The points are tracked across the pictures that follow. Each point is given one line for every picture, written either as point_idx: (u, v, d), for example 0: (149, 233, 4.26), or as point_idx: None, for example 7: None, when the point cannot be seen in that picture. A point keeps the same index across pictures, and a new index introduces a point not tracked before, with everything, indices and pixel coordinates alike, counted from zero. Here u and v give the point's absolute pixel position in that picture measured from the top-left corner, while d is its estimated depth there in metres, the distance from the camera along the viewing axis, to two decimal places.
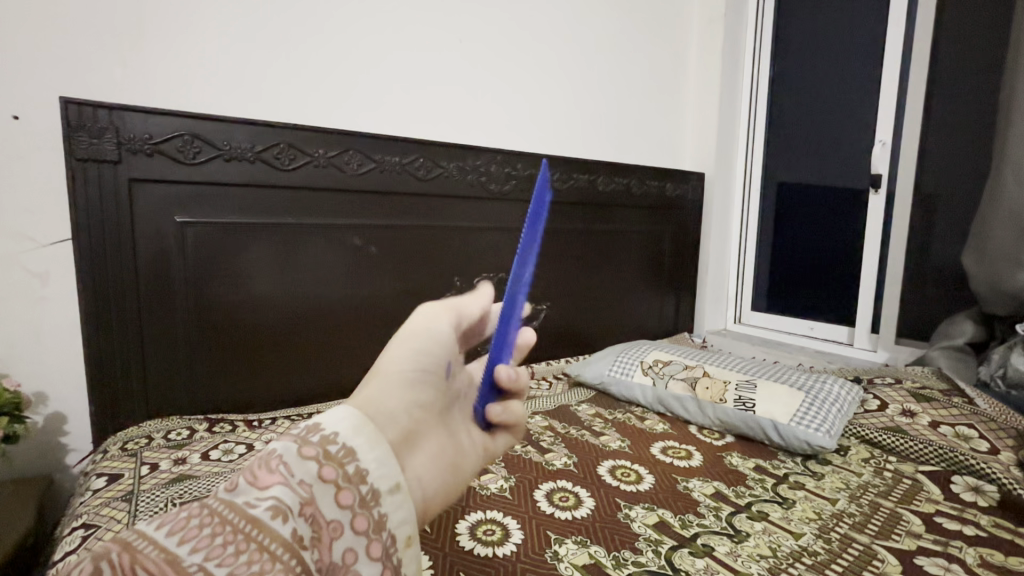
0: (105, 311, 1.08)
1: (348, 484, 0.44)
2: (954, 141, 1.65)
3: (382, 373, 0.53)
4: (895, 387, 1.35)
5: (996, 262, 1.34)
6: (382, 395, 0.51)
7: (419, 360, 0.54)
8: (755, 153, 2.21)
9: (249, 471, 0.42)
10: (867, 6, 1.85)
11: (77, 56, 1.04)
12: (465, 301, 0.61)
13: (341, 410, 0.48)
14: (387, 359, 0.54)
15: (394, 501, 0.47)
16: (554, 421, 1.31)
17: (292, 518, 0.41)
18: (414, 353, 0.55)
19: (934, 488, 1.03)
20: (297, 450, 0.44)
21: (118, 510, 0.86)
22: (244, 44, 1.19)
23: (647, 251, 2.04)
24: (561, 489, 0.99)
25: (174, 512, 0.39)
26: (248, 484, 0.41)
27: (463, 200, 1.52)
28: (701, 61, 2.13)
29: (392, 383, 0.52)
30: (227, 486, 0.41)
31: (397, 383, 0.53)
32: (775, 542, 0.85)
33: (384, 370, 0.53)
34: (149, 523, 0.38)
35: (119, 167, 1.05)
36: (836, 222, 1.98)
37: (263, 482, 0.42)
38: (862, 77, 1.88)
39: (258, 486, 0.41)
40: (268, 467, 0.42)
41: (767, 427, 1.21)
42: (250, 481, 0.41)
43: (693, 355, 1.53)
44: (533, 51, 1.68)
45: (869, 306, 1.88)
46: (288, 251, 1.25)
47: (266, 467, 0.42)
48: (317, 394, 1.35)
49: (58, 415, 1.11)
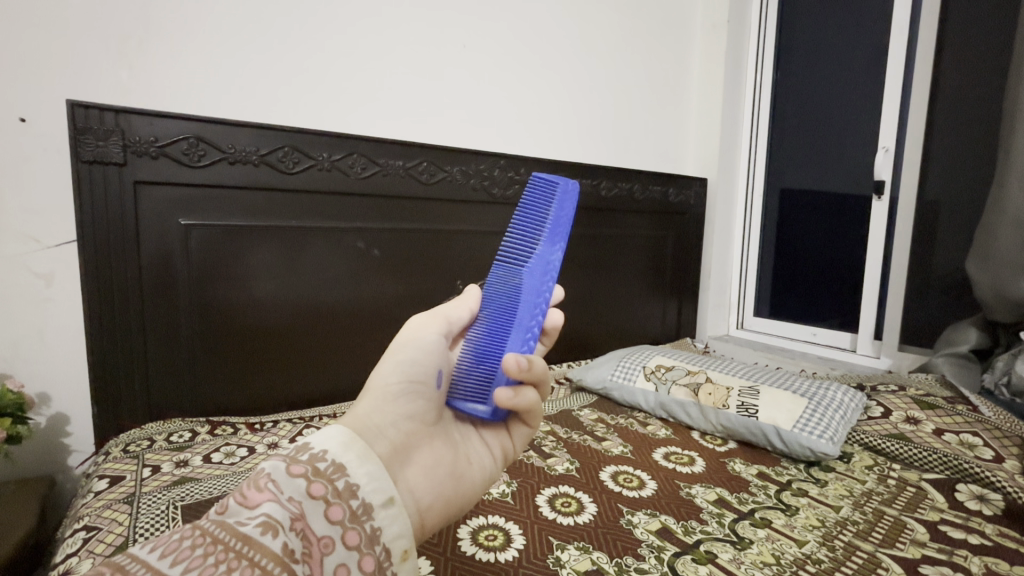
0: (110, 313, 1.08)
1: (338, 500, 0.44)
2: (958, 147, 1.64)
3: (372, 389, 0.54)
4: (899, 394, 1.35)
5: (1000, 269, 1.34)
6: (371, 411, 0.52)
7: (407, 372, 0.56)
8: (757, 159, 2.21)
9: (238, 492, 0.42)
10: (870, 13, 1.85)
11: (84, 59, 1.04)
12: (452, 310, 0.65)
13: (330, 429, 0.48)
14: (377, 373, 0.56)
15: (389, 515, 0.47)
16: (556, 426, 1.31)
17: (282, 533, 0.40)
18: (402, 365, 0.56)
19: (938, 496, 1.03)
20: (285, 468, 0.43)
21: (120, 513, 0.85)
22: (250, 47, 1.20)
23: (650, 255, 2.03)
24: (563, 494, 0.98)
25: (165, 535, 0.39)
26: (238, 504, 0.41)
27: (465, 204, 1.52)
28: (704, 67, 2.14)
29: (381, 397, 0.53)
30: (218, 507, 0.41)
31: (386, 396, 0.54)
32: (779, 549, 0.84)
33: (372, 385, 0.55)
34: (139, 546, 0.38)
35: (124, 170, 1.05)
36: (839, 228, 1.98)
37: (253, 501, 0.41)
38: (865, 83, 1.88)
39: (248, 505, 0.41)
40: (257, 486, 0.42)
41: (769, 434, 1.20)
42: (240, 501, 0.41)
43: (696, 360, 1.52)
44: (537, 55, 1.68)
45: (872, 313, 1.88)
46: (291, 254, 1.26)
47: (255, 486, 0.42)
48: (319, 397, 1.35)
49: (61, 415, 1.12)
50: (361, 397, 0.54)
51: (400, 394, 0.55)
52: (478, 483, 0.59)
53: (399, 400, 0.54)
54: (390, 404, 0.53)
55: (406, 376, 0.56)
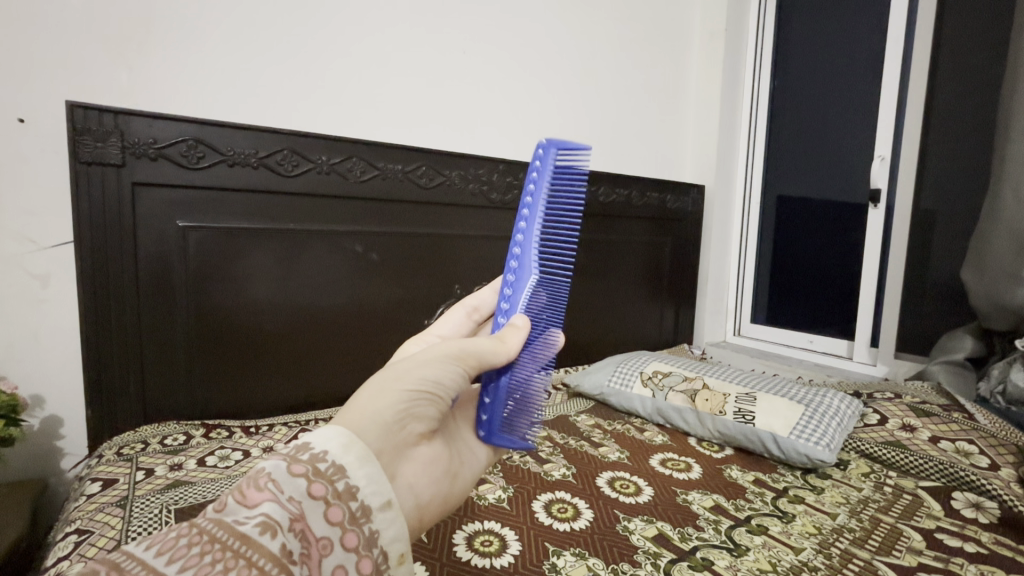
0: (105, 315, 1.08)
1: (337, 501, 0.43)
2: (953, 157, 1.65)
3: (387, 386, 0.51)
4: (896, 401, 1.35)
5: (995, 277, 1.35)
6: (383, 408, 0.49)
7: (423, 375, 0.53)
8: (755, 167, 2.23)
9: (237, 490, 0.41)
10: (866, 24, 1.88)
11: (83, 61, 1.04)
12: (488, 351, 0.58)
13: (329, 428, 0.46)
14: (395, 372, 0.52)
15: (386, 519, 0.46)
16: (552, 432, 1.30)
17: (281, 534, 0.39)
18: (423, 375, 0.53)
19: (934, 504, 1.03)
20: (285, 467, 0.42)
21: (113, 516, 0.85)
22: (252, 51, 1.21)
23: (648, 261, 2.04)
24: (559, 500, 0.98)
25: (162, 532, 0.38)
26: (237, 503, 0.40)
27: (463, 210, 1.52)
28: (702, 75, 2.15)
29: (395, 392, 0.51)
30: (215, 505, 0.40)
31: (400, 394, 0.51)
32: (775, 556, 0.84)
33: (386, 381, 0.51)
34: (135, 544, 0.37)
35: (122, 171, 1.05)
36: (835, 236, 1.99)
37: (252, 501, 0.40)
38: (861, 93, 1.90)
39: (247, 504, 0.40)
40: (257, 485, 0.41)
41: (767, 440, 1.20)
42: (238, 500, 0.40)
43: (693, 366, 1.52)
44: (536, 63, 1.69)
45: (869, 320, 1.89)
46: (289, 257, 1.25)
47: (255, 485, 0.41)
48: (314, 402, 1.34)
49: (54, 417, 1.11)
50: (367, 386, 0.51)
51: (419, 391, 0.52)
52: (467, 481, 0.60)
53: (414, 398, 0.52)
54: (403, 402, 0.51)
55: (427, 376, 0.53)
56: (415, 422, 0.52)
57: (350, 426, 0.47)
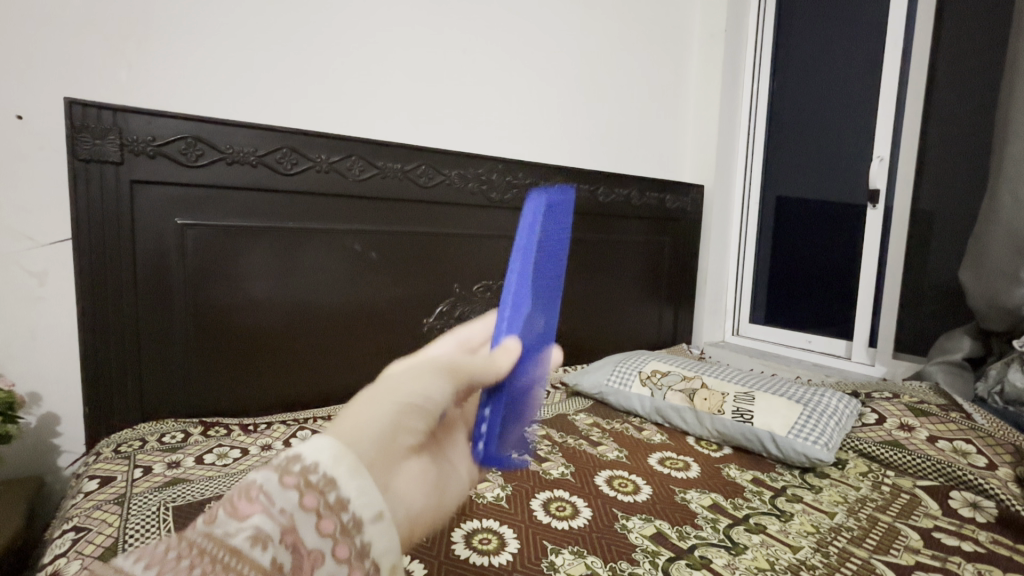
0: (103, 312, 1.07)
1: (330, 514, 0.37)
2: (951, 158, 1.66)
3: (377, 394, 0.45)
4: (893, 401, 1.36)
5: (993, 278, 1.35)
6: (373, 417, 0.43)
7: (416, 385, 0.47)
8: (754, 166, 2.23)
9: (227, 500, 0.35)
10: (866, 25, 1.88)
11: (82, 58, 1.04)
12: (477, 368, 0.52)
13: (322, 437, 0.38)
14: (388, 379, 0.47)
15: (379, 531, 0.39)
16: (551, 431, 1.31)
17: (273, 547, 0.34)
18: (413, 377, 0.48)
19: (932, 503, 1.03)
20: (277, 478, 0.36)
21: (110, 514, 0.85)
22: (252, 51, 1.21)
23: (647, 261, 2.04)
24: (558, 498, 0.98)
25: (150, 546, 0.34)
26: (227, 516, 0.35)
27: (463, 209, 1.52)
28: (702, 75, 2.15)
29: (387, 403, 0.44)
30: (205, 517, 0.35)
31: (390, 404, 0.45)
32: (774, 555, 0.84)
33: (376, 390, 0.45)
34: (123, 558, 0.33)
35: (121, 168, 1.05)
36: (834, 236, 1.99)
37: (244, 512, 0.35)
38: (860, 93, 1.90)
39: (237, 516, 0.35)
40: (248, 496, 0.35)
41: (765, 441, 1.20)
42: (229, 512, 0.35)
43: (692, 365, 1.51)
44: (538, 62, 1.70)
45: (867, 320, 1.89)
46: (288, 255, 1.25)
47: (246, 496, 0.35)
48: (313, 401, 1.34)
49: (51, 415, 1.10)
50: (359, 395, 0.44)
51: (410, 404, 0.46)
52: (454, 497, 0.55)
53: (404, 411, 0.45)
54: (396, 413, 0.44)
55: (418, 388, 0.47)
56: (407, 434, 0.45)
57: (341, 440, 0.40)
